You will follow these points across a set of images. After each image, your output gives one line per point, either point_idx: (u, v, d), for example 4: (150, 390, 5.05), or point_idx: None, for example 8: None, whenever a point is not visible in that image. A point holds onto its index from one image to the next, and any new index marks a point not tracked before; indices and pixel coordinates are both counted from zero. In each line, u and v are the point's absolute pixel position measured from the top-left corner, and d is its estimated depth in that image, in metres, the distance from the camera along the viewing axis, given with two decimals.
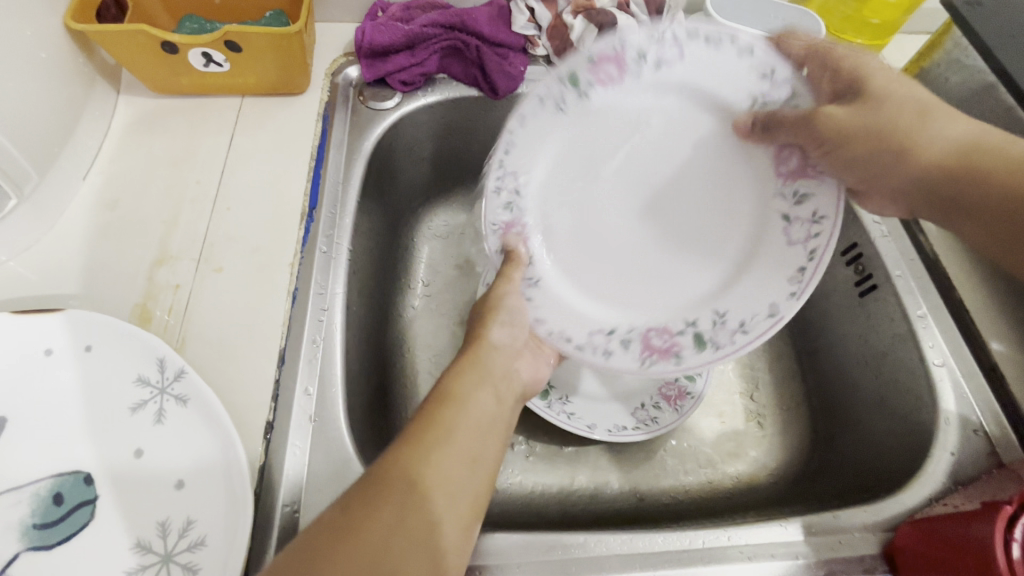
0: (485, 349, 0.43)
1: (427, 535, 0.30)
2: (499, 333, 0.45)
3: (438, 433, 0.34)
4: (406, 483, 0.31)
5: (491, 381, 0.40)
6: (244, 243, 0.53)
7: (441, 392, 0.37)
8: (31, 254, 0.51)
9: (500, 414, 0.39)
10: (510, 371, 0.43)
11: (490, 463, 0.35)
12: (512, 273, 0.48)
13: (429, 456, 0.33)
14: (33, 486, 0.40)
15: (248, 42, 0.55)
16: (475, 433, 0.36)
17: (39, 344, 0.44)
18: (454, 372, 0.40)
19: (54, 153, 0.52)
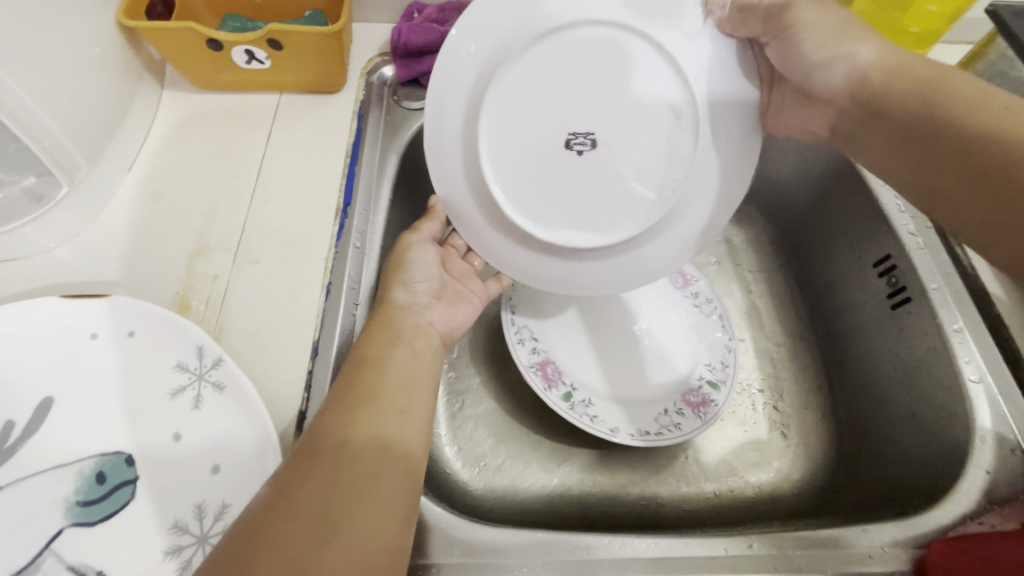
0: (397, 309, 0.48)
1: (378, 468, 0.37)
2: (402, 292, 0.49)
3: (368, 390, 0.41)
4: (343, 436, 0.37)
5: (406, 339, 0.46)
6: (279, 236, 0.54)
7: (361, 360, 0.43)
8: (78, 242, 0.53)
9: (425, 366, 0.45)
10: (421, 323, 0.49)
11: (417, 409, 0.42)
12: (421, 226, 0.52)
13: (365, 413, 0.39)
14: (77, 465, 0.41)
15: (290, 40, 0.56)
16: (396, 389, 0.42)
17: (85, 329, 0.45)
18: (369, 339, 0.45)
19: (103, 145, 0.53)
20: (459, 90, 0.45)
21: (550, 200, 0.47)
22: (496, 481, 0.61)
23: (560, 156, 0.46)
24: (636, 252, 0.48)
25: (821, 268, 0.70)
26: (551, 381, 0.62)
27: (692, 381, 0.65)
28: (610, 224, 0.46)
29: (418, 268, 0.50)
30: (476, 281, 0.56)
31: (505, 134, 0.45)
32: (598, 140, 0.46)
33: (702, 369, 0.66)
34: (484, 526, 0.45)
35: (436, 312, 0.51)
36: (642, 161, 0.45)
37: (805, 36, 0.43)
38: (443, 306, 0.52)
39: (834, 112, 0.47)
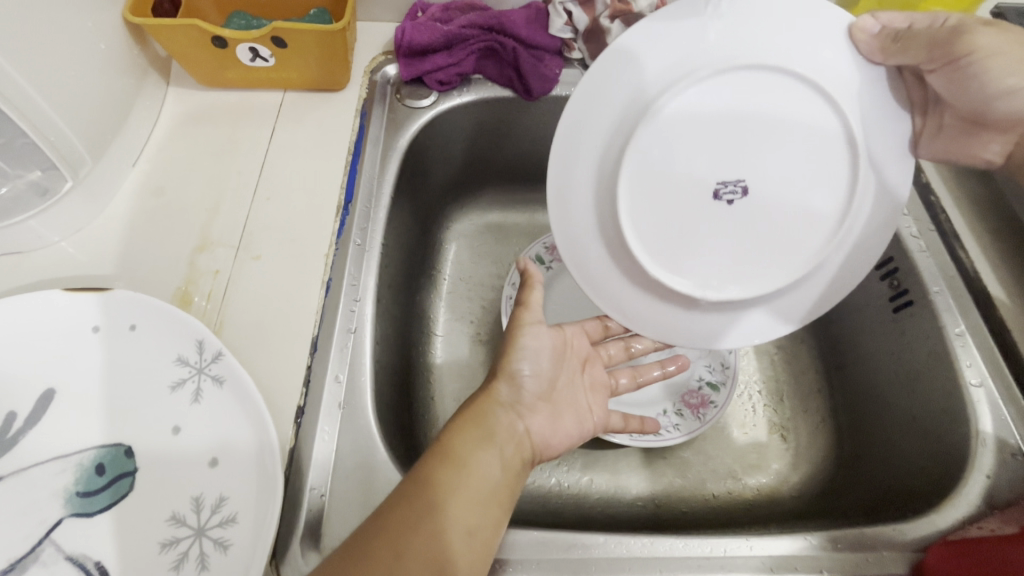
0: (496, 406, 0.45)
1: None
2: (506, 387, 0.46)
3: (441, 494, 0.38)
4: (401, 543, 0.36)
5: (498, 445, 0.43)
6: (282, 232, 0.54)
7: (445, 452, 0.41)
8: (82, 235, 0.53)
9: (505, 480, 0.42)
10: (518, 432, 0.45)
11: (484, 528, 0.39)
12: (527, 299, 0.48)
13: (429, 520, 0.37)
14: (77, 456, 0.42)
15: (295, 38, 0.56)
16: (469, 501, 0.39)
17: (87, 322, 0.46)
18: (459, 433, 0.43)
19: (108, 140, 0.54)
20: (599, 120, 0.41)
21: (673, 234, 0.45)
22: None
23: (705, 208, 0.44)
24: (750, 314, 0.46)
25: None
26: None
27: (691, 382, 0.65)
28: (734, 283, 0.45)
29: (530, 359, 0.47)
30: (600, 399, 0.53)
31: (649, 192, 0.43)
32: (749, 185, 0.43)
33: (701, 371, 0.66)
34: None
35: (536, 416, 0.47)
36: (798, 203, 0.43)
37: (986, 65, 0.41)
38: (549, 414, 0.48)
39: (1011, 138, 0.46)
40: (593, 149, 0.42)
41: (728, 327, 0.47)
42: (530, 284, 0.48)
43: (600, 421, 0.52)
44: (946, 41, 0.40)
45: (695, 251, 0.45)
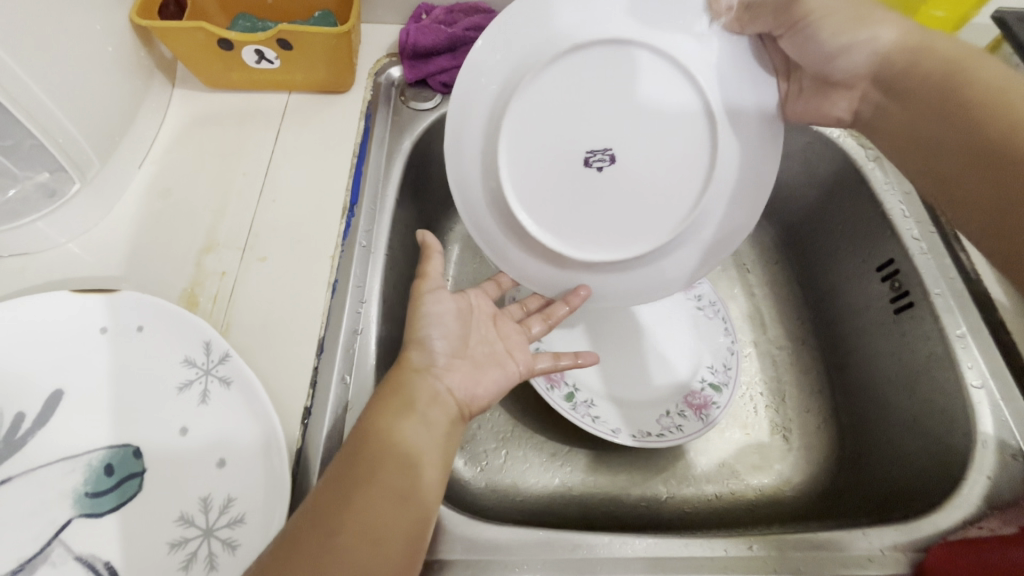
0: (412, 373, 0.43)
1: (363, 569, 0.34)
2: (419, 353, 0.45)
3: (365, 472, 0.37)
4: (331, 526, 0.35)
5: (419, 409, 0.41)
6: (288, 234, 0.54)
7: (363, 431, 0.40)
8: (90, 237, 0.54)
9: (435, 443, 0.41)
10: (438, 391, 0.43)
11: (418, 494, 0.38)
12: (426, 268, 0.48)
13: (358, 499, 0.36)
14: (86, 457, 0.42)
15: (299, 40, 0.57)
16: (393, 473, 0.38)
17: (95, 323, 0.46)
18: (380, 407, 0.41)
19: (115, 142, 0.54)
20: (483, 96, 0.45)
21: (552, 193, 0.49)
22: (501, 481, 0.61)
23: (579, 173, 0.48)
24: (658, 264, 0.50)
25: (824, 272, 0.70)
26: (552, 382, 0.63)
27: (693, 383, 0.66)
28: (618, 240, 0.49)
29: (435, 323, 0.46)
30: (521, 347, 0.52)
31: (525, 159, 0.47)
32: (616, 155, 0.47)
33: (704, 372, 0.67)
34: (485, 524, 0.45)
35: (456, 374, 0.45)
36: (670, 170, 0.47)
37: (821, 26, 0.43)
38: (465, 370, 0.46)
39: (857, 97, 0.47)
40: (479, 118, 0.46)
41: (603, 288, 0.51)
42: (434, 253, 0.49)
43: (524, 369, 0.51)
44: (785, 7, 0.43)
45: (583, 212, 0.49)
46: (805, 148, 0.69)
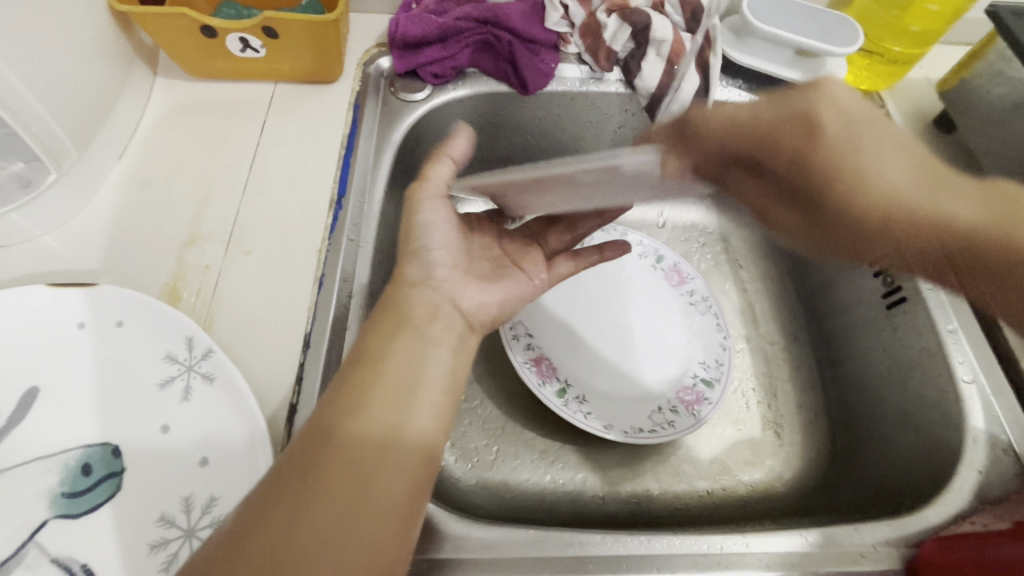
0: (408, 289, 0.41)
1: (356, 497, 0.33)
2: (416, 268, 0.42)
3: (358, 397, 0.36)
4: (322, 457, 0.34)
5: (416, 325, 0.39)
6: (274, 227, 0.53)
7: (357, 356, 0.38)
8: (67, 229, 0.52)
9: (436, 362, 0.39)
10: (443, 308, 0.41)
11: (416, 417, 0.36)
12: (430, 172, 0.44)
13: (350, 424, 0.35)
14: (63, 456, 0.41)
15: (285, 28, 0.55)
16: (389, 397, 0.36)
17: (73, 318, 0.45)
18: (373, 331, 0.39)
19: (93, 131, 0.52)
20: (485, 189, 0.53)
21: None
22: (492, 478, 0.60)
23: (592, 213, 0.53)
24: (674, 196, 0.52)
25: (817, 268, 0.70)
26: (545, 377, 0.63)
27: (686, 379, 0.65)
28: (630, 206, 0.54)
29: (442, 237, 0.44)
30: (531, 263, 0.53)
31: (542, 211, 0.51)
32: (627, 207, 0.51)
33: (696, 368, 0.66)
34: (476, 523, 0.44)
35: (461, 289, 0.44)
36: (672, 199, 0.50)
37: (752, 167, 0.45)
38: (472, 285, 0.45)
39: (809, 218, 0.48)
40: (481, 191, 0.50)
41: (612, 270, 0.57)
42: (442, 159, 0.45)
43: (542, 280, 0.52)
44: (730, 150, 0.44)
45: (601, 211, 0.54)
46: None
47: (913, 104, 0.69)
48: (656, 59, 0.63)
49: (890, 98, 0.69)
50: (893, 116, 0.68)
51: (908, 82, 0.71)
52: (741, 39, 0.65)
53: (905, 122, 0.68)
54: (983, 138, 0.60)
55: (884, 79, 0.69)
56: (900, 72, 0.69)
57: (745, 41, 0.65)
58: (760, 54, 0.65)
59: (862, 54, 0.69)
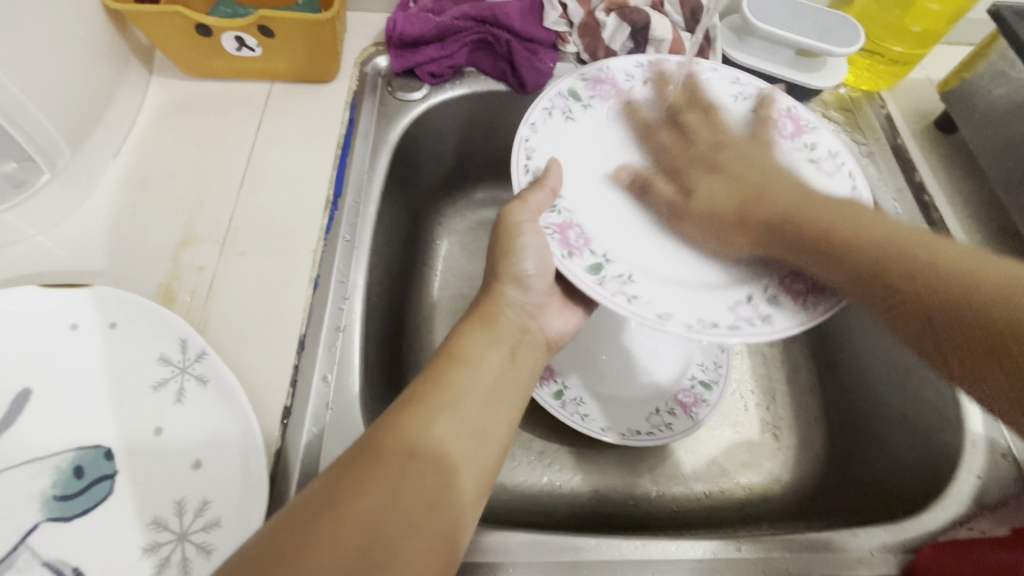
0: (504, 309, 0.48)
1: (442, 492, 0.36)
2: (516, 290, 0.48)
3: (451, 393, 0.39)
4: (417, 442, 0.36)
5: (507, 343, 0.46)
6: (269, 227, 0.53)
7: (451, 356, 0.42)
8: (62, 229, 0.52)
9: (513, 378, 0.44)
10: (529, 326, 0.49)
11: (495, 428, 0.40)
12: (529, 197, 0.43)
13: (443, 416, 0.38)
14: (55, 459, 0.40)
15: (281, 27, 0.55)
16: (476, 399, 0.40)
17: (66, 319, 0.44)
18: (469, 336, 0.45)
19: (86, 131, 0.52)
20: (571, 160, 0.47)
21: (593, 156, 0.48)
22: None
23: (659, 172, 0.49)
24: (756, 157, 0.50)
25: None
26: (541, 379, 0.63)
27: (684, 381, 0.65)
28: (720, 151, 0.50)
29: (531, 258, 0.47)
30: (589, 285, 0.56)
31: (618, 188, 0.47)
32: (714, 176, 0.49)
33: (694, 369, 0.66)
34: (471, 526, 0.44)
35: (545, 314, 0.51)
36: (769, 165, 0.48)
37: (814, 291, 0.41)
38: (553, 307, 0.52)
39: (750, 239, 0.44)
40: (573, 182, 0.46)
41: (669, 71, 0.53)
42: (540, 184, 0.44)
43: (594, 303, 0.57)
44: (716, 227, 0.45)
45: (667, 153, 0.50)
46: None
47: (913, 105, 0.69)
48: None
49: (891, 98, 0.69)
50: (893, 116, 0.67)
51: (908, 82, 0.71)
52: (741, 39, 0.65)
53: (905, 121, 0.68)
54: (984, 139, 0.60)
55: (885, 79, 0.69)
56: (902, 73, 0.68)
57: (745, 40, 0.64)
58: (760, 54, 0.64)
59: (864, 55, 0.68)
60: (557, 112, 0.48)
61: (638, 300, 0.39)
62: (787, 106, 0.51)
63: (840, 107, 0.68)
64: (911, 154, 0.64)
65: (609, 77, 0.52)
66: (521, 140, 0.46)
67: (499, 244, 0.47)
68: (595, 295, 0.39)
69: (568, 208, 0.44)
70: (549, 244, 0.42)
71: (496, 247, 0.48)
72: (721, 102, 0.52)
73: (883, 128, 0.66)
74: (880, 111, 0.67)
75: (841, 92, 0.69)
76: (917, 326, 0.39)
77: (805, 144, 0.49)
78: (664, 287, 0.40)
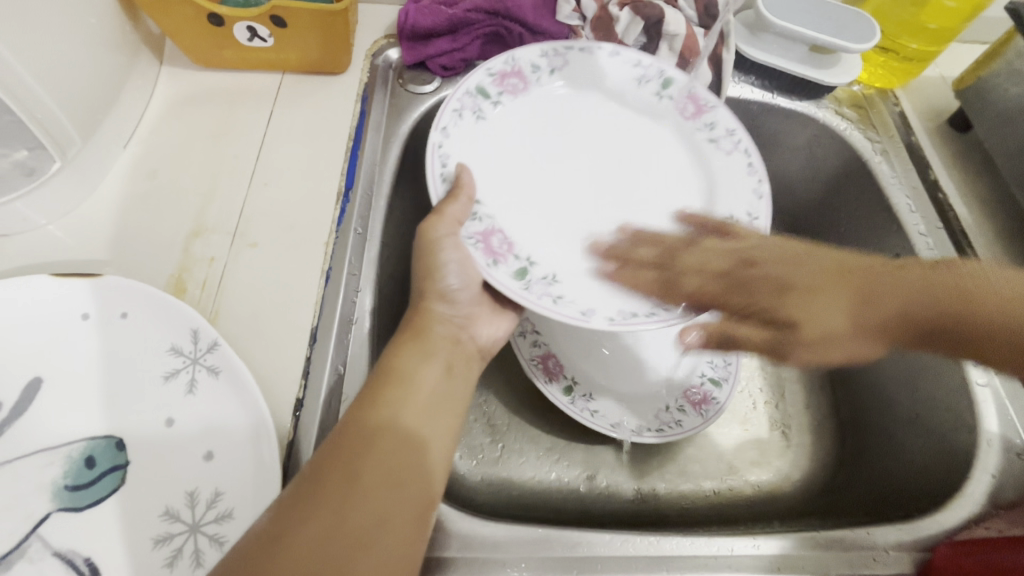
0: (434, 322, 0.47)
1: (392, 504, 0.36)
2: (442, 305, 0.48)
3: (390, 406, 0.40)
4: (364, 458, 0.37)
5: (437, 354, 0.45)
6: (280, 219, 0.52)
7: (385, 370, 0.42)
8: (72, 219, 0.51)
9: (451, 388, 0.44)
10: (460, 337, 0.49)
11: (438, 436, 0.41)
12: (447, 209, 0.46)
13: (388, 428, 0.39)
14: (66, 448, 0.40)
15: (294, 17, 0.54)
16: (418, 411, 0.41)
17: (77, 309, 0.44)
18: (399, 349, 0.44)
19: (97, 120, 0.51)
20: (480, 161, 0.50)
21: (506, 159, 0.52)
22: (496, 475, 0.60)
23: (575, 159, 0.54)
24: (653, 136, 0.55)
25: None
26: (551, 375, 0.62)
27: (693, 378, 0.64)
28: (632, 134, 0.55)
29: (454, 272, 0.47)
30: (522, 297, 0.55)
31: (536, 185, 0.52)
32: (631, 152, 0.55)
33: (703, 367, 0.65)
34: (484, 521, 0.44)
35: (476, 323, 0.51)
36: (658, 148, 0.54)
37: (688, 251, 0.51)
38: (483, 316, 0.51)
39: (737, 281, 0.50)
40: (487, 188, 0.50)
41: (570, 52, 0.56)
42: (455, 195, 0.46)
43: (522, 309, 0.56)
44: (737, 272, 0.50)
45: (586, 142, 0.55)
46: (811, 141, 0.68)
47: (926, 103, 0.68)
48: (669, 55, 0.62)
49: (905, 95, 0.68)
50: (907, 113, 0.67)
51: (922, 79, 0.70)
52: (755, 35, 0.65)
53: (918, 118, 0.67)
54: (1001, 137, 0.59)
55: (898, 76, 0.69)
56: (917, 70, 0.68)
57: (760, 36, 0.64)
58: (774, 50, 0.64)
59: (878, 51, 0.68)
60: (467, 113, 0.51)
61: (563, 300, 0.45)
62: (685, 88, 0.55)
63: (853, 104, 0.67)
64: (925, 152, 0.64)
65: (517, 70, 0.54)
66: (434, 146, 0.48)
67: (420, 262, 0.47)
68: (523, 300, 0.44)
69: (486, 214, 0.48)
70: (473, 254, 0.46)
71: (418, 268, 0.48)
72: (625, 90, 0.56)
73: (897, 126, 0.65)
74: (894, 108, 0.67)
75: (855, 88, 0.68)
76: (938, 341, 0.42)
77: (705, 125, 0.54)
78: (587, 285, 0.47)
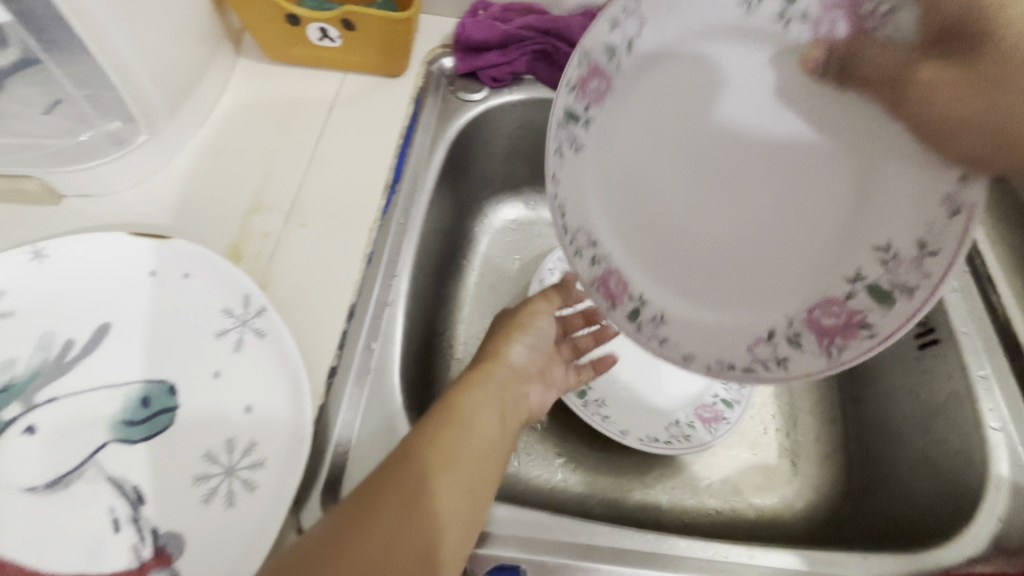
0: (499, 372, 0.49)
1: (419, 539, 0.35)
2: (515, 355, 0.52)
3: (450, 447, 0.40)
4: (416, 486, 0.37)
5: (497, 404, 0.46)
6: (330, 204, 0.57)
7: (449, 408, 0.43)
8: (147, 186, 0.57)
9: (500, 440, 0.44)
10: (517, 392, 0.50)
11: (483, 482, 0.40)
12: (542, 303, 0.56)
13: (441, 463, 0.38)
14: (125, 387, 0.45)
15: (362, 23, 0.59)
16: (470, 453, 0.41)
17: (145, 265, 0.49)
18: (465, 390, 0.45)
19: (180, 101, 0.57)
20: (592, 192, 0.52)
21: (633, 185, 0.53)
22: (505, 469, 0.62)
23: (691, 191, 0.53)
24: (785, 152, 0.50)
25: None
26: None
27: (706, 397, 0.66)
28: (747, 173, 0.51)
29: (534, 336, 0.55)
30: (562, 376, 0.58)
31: (656, 211, 0.54)
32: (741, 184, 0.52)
33: (717, 387, 0.66)
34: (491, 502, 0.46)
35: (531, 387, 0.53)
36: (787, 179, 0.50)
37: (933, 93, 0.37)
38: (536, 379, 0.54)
39: None
40: (615, 224, 0.53)
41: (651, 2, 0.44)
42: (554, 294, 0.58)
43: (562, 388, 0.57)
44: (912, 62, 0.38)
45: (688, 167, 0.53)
46: None
47: None
48: None
49: None
50: None
51: None
52: None
53: None
54: None
55: None
56: None
57: None
58: None
59: None
60: (566, 148, 0.49)
61: (665, 342, 0.50)
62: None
63: None
64: None
65: (595, 70, 0.47)
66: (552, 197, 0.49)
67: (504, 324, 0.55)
68: (635, 340, 0.50)
69: (601, 258, 0.52)
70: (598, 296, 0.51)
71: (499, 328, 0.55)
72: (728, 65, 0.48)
73: None
74: None
75: None
76: None
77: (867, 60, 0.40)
78: (691, 330, 0.51)
